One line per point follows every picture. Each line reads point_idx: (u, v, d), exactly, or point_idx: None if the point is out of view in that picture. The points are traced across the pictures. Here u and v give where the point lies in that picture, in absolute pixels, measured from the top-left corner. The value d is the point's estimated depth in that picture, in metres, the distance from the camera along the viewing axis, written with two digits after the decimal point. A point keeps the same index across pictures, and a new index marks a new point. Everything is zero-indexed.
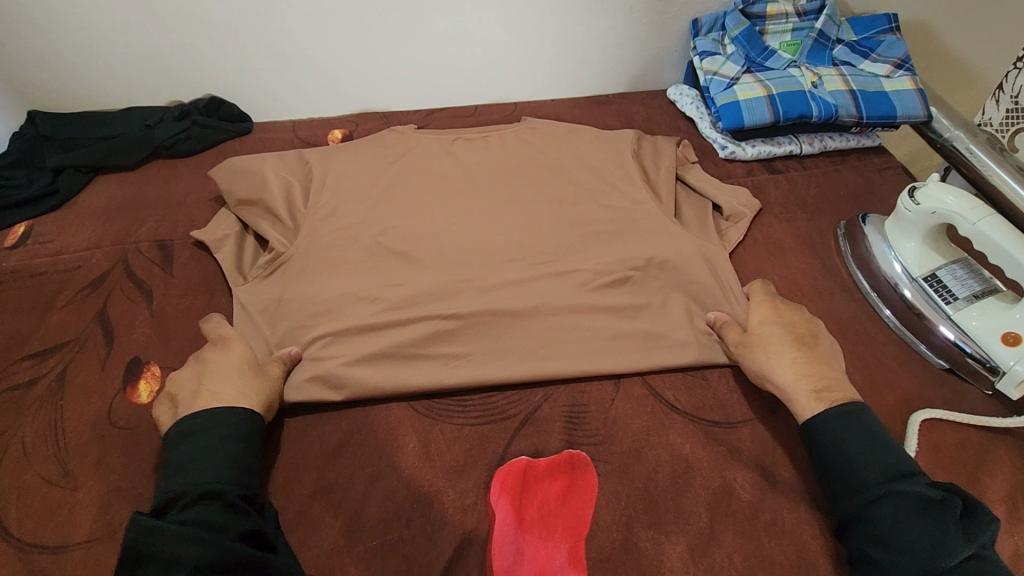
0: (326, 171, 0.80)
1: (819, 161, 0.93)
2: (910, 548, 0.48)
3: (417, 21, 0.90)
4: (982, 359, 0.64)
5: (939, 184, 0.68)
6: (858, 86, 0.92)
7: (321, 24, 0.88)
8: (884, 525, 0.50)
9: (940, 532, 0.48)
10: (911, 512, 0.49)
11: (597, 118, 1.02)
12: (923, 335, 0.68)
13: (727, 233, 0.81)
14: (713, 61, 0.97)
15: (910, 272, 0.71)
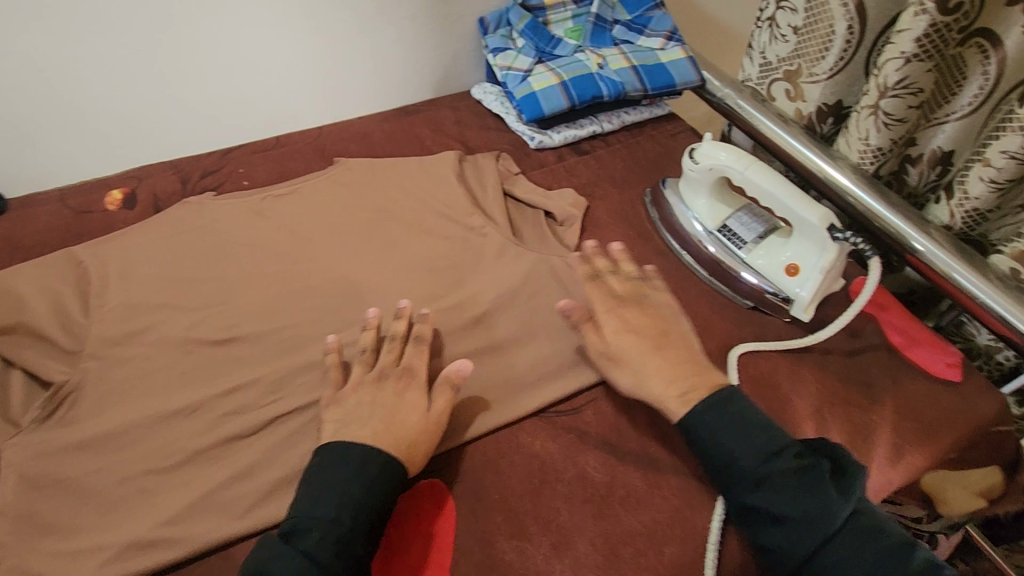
0: (108, 267, 0.73)
1: (620, 136, 0.99)
2: (802, 525, 0.52)
3: (181, 55, 0.82)
4: (778, 295, 0.71)
5: (710, 142, 0.75)
6: (638, 61, 0.99)
7: (69, 76, 0.77)
8: (780, 512, 0.52)
9: (822, 503, 0.52)
10: (786, 484, 0.53)
11: (407, 130, 1.00)
12: (730, 282, 0.74)
13: (563, 237, 0.82)
14: (505, 57, 0.98)
15: (707, 227, 0.77)
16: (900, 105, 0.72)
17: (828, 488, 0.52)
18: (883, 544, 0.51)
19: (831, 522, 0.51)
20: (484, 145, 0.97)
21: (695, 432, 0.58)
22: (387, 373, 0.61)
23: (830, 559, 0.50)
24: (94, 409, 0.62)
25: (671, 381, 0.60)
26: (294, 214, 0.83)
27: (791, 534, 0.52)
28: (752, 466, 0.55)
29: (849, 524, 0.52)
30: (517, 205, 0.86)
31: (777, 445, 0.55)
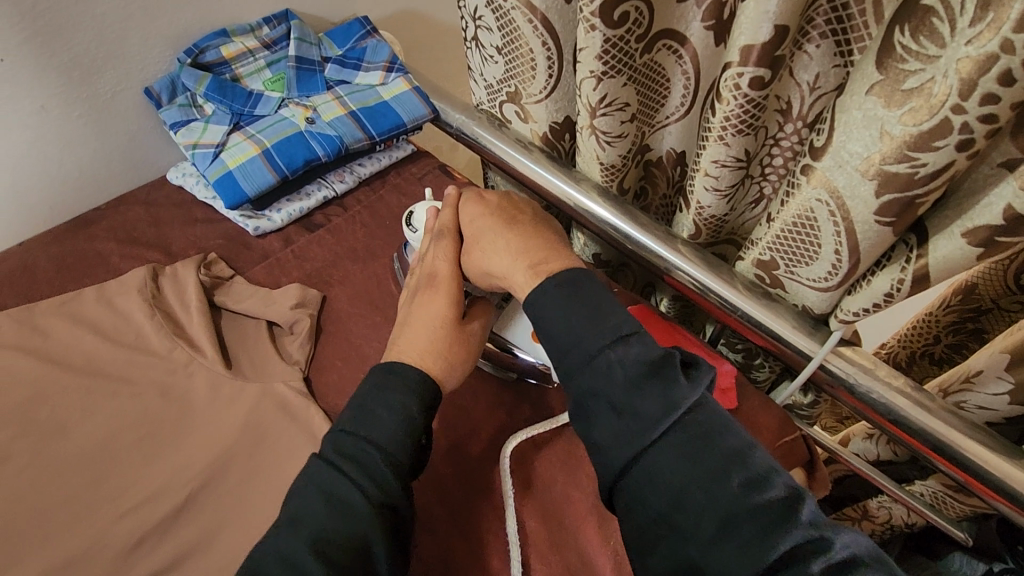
0: None
1: (359, 195, 0.85)
2: (631, 410, 0.45)
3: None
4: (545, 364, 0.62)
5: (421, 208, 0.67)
6: (356, 105, 0.85)
7: None
8: (621, 395, 0.46)
9: (660, 393, 0.45)
10: (633, 378, 0.46)
11: (86, 245, 0.78)
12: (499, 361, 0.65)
13: (293, 349, 0.68)
14: (189, 132, 0.80)
15: None
16: (613, 122, 0.65)
17: (674, 377, 0.46)
18: (716, 452, 0.44)
19: (671, 416, 0.44)
20: (191, 245, 0.78)
21: (537, 311, 0.51)
22: (417, 284, 0.59)
23: (651, 459, 0.44)
24: None
25: (513, 258, 0.55)
26: None
27: (624, 419, 0.45)
28: (597, 347, 0.48)
29: (685, 422, 0.45)
30: (234, 320, 0.71)
31: (620, 327, 0.48)
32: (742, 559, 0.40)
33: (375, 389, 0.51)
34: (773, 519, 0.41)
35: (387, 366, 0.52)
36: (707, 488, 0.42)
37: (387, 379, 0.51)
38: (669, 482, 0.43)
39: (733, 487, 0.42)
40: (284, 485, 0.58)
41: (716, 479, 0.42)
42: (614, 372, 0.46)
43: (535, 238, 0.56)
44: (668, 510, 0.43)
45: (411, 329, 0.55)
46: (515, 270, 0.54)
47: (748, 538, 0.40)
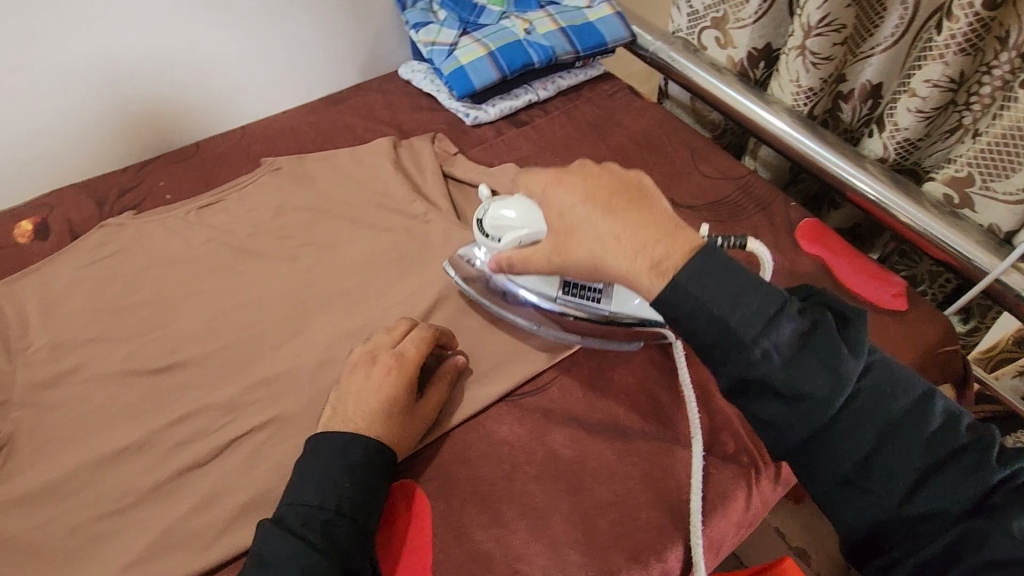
0: (32, 305, 0.70)
1: (557, 103, 0.96)
2: (812, 393, 0.47)
3: (75, 50, 0.76)
4: (605, 314, 0.64)
5: (511, 202, 0.62)
6: (566, 22, 0.95)
7: (70, 54, 0.76)
8: (797, 379, 0.48)
9: (830, 366, 0.48)
10: (805, 353, 0.48)
11: (337, 120, 0.95)
12: (554, 322, 0.66)
13: None
14: (428, 32, 0.93)
15: (550, 298, 0.64)
16: (825, 43, 0.72)
17: (840, 349, 0.48)
18: (898, 407, 0.49)
19: (850, 384, 0.48)
20: (419, 127, 0.93)
21: (683, 301, 0.48)
22: (378, 353, 0.58)
23: (846, 426, 0.49)
24: (35, 464, 0.58)
25: (636, 256, 0.49)
26: (226, 226, 0.79)
27: (801, 404, 0.48)
28: (755, 335, 0.48)
29: (865, 386, 0.50)
30: (457, 189, 0.84)
31: (777, 304, 0.49)
32: (942, 498, 0.47)
33: (337, 451, 0.52)
34: (963, 461, 0.48)
35: (326, 440, 0.53)
36: (895, 444, 0.48)
37: (358, 444, 0.53)
38: (863, 443, 0.48)
39: (926, 433, 0.49)
40: None
41: (900, 435, 0.49)
42: (777, 362, 0.48)
43: (642, 227, 0.50)
44: (863, 471, 0.49)
45: (366, 403, 0.55)
46: (636, 272, 0.49)
47: (944, 487, 0.47)
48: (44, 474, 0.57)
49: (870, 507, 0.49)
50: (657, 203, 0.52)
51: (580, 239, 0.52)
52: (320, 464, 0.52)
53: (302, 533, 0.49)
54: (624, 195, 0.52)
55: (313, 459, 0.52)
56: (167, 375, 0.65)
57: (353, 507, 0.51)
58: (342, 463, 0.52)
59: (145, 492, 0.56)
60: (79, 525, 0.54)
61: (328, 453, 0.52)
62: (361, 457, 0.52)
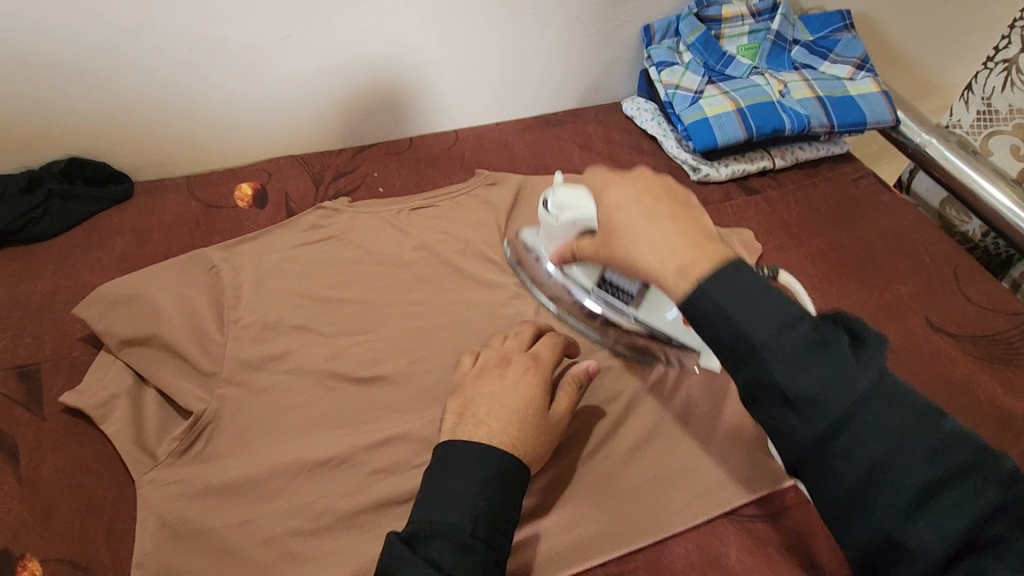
0: (242, 276, 0.68)
1: (793, 175, 0.87)
2: (753, 346, 0.42)
3: (338, 27, 0.73)
4: (633, 322, 0.67)
5: (568, 188, 0.61)
6: (824, 91, 0.86)
7: (330, 34, 0.74)
8: (799, 380, 0.40)
9: (778, 318, 0.42)
10: (754, 309, 0.42)
11: (551, 144, 0.90)
12: (585, 320, 0.70)
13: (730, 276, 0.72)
14: (672, 73, 0.86)
15: (585, 285, 0.68)
16: None
17: (790, 312, 0.42)
18: (897, 409, 0.40)
19: (777, 328, 0.42)
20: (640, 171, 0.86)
21: (697, 302, 0.43)
22: (511, 358, 0.58)
23: (802, 391, 0.40)
24: (237, 453, 0.56)
25: (666, 261, 0.46)
26: (437, 235, 0.75)
27: (791, 405, 0.41)
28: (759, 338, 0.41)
29: (805, 339, 0.41)
30: None
31: (788, 309, 0.42)
32: (919, 515, 0.39)
33: (473, 462, 0.48)
34: (954, 480, 0.39)
35: (460, 448, 0.49)
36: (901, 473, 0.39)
37: (494, 457, 0.48)
38: (832, 414, 0.40)
39: (912, 412, 0.40)
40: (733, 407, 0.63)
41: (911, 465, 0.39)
42: (725, 296, 0.43)
43: (681, 233, 0.46)
44: (833, 441, 0.40)
45: (500, 404, 0.53)
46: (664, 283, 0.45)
47: (931, 535, 0.38)
48: (241, 469, 0.54)
49: (870, 523, 0.40)
50: (705, 216, 0.48)
51: (634, 231, 0.48)
52: (454, 474, 0.47)
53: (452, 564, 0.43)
54: (674, 195, 0.49)
55: (454, 476, 0.47)
56: (368, 389, 0.62)
57: (494, 527, 0.46)
58: (473, 473, 0.47)
59: (341, 518, 0.53)
60: (273, 537, 0.52)
61: (462, 458, 0.48)
62: (493, 466, 0.48)
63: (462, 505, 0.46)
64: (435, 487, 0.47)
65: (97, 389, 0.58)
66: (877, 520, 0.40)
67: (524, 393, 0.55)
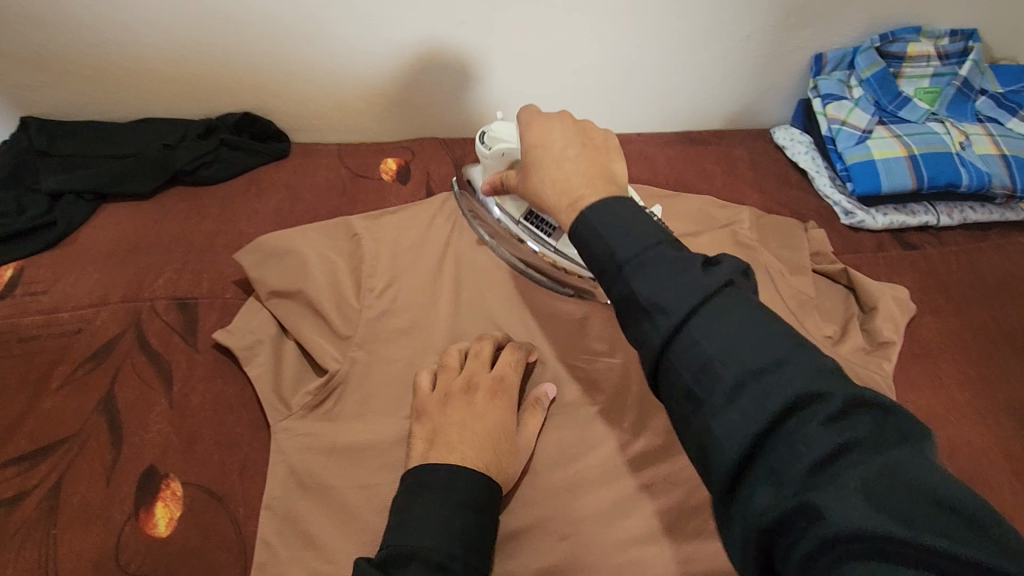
0: (381, 248, 0.70)
1: (957, 236, 0.79)
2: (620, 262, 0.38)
3: (510, 21, 0.75)
4: (550, 252, 0.68)
5: (501, 122, 0.65)
6: (1010, 150, 0.79)
7: (502, 26, 0.75)
8: (711, 357, 0.34)
9: (639, 237, 0.39)
10: (630, 226, 0.39)
11: (693, 161, 0.87)
12: (515, 249, 0.71)
13: (877, 329, 0.67)
14: (840, 107, 0.81)
15: (510, 216, 0.70)
16: None
17: (653, 237, 0.38)
18: (773, 353, 0.33)
19: (641, 242, 0.38)
20: (785, 205, 0.82)
21: (620, 292, 0.38)
22: (475, 380, 0.55)
23: (694, 329, 0.35)
24: (363, 418, 0.58)
25: (563, 185, 0.46)
26: None
27: (655, 323, 0.36)
28: (695, 337, 0.35)
29: (650, 256, 0.38)
30: (821, 288, 0.72)
31: (656, 239, 0.38)
32: (830, 490, 0.29)
33: (444, 482, 0.46)
34: (878, 459, 0.30)
35: (429, 468, 0.47)
36: (803, 425, 0.31)
37: (463, 478, 0.47)
38: (713, 359, 0.34)
39: (705, 298, 0.35)
40: None
41: (815, 417, 0.31)
42: (607, 221, 0.40)
43: (587, 160, 0.47)
44: (738, 396, 0.33)
45: (468, 435, 0.51)
46: (560, 212, 0.46)
47: (837, 489, 0.29)
48: (364, 436, 0.56)
49: (765, 416, 0.32)
50: (615, 160, 0.49)
51: (540, 168, 0.49)
52: (423, 497, 0.45)
53: None
54: (589, 135, 0.50)
55: (423, 499, 0.45)
56: None
57: (473, 551, 0.44)
58: (444, 495, 0.46)
59: None
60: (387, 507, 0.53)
61: (429, 484, 0.46)
62: (461, 485, 0.46)
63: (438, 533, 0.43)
64: (405, 512, 0.45)
65: (244, 331, 0.62)
66: (752, 495, 0.32)
67: (487, 425, 0.52)
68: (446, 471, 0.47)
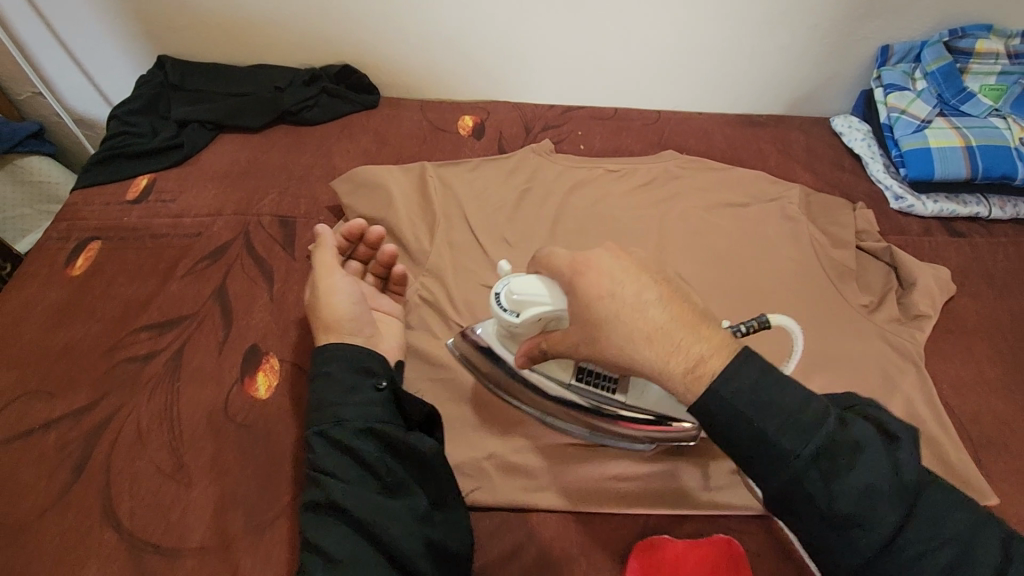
0: (454, 190, 0.78)
1: (1008, 229, 0.81)
2: (773, 445, 0.40)
3: None
4: (618, 408, 0.56)
5: (526, 279, 0.51)
6: None
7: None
8: (837, 501, 0.40)
9: (785, 410, 0.40)
10: (743, 376, 0.41)
11: (750, 141, 0.91)
12: (557, 428, 0.59)
13: (913, 304, 0.70)
14: (901, 97, 0.84)
15: (558, 379, 0.57)
16: None
17: (811, 417, 0.40)
18: (916, 525, 0.40)
19: (795, 434, 0.40)
20: (837, 186, 0.85)
21: (711, 408, 0.41)
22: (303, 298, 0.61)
23: (841, 511, 0.40)
24: (433, 331, 0.67)
25: (661, 348, 0.41)
26: (625, 198, 0.80)
27: (858, 528, 0.40)
28: (774, 431, 0.40)
29: (798, 437, 0.40)
30: (863, 263, 0.75)
31: (796, 410, 0.40)
32: None
33: (339, 358, 0.55)
34: None
35: (323, 360, 0.55)
36: (884, 539, 0.40)
37: (346, 352, 0.55)
38: (879, 530, 0.40)
39: (847, 489, 0.40)
40: None
41: (882, 530, 0.40)
42: (733, 392, 0.40)
43: (670, 306, 0.43)
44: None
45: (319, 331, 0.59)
46: (671, 375, 0.41)
47: None
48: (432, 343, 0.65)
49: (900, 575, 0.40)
50: (688, 292, 0.45)
51: (616, 330, 0.42)
52: (324, 381, 0.54)
53: (343, 447, 0.50)
54: (651, 270, 0.45)
55: (322, 387, 0.53)
56: None
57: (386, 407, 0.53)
58: (334, 375, 0.54)
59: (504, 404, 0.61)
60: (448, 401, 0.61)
61: (324, 365, 0.55)
62: (349, 358, 0.55)
63: (338, 404, 0.52)
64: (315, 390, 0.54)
65: None
66: None
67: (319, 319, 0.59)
68: (331, 350, 0.55)
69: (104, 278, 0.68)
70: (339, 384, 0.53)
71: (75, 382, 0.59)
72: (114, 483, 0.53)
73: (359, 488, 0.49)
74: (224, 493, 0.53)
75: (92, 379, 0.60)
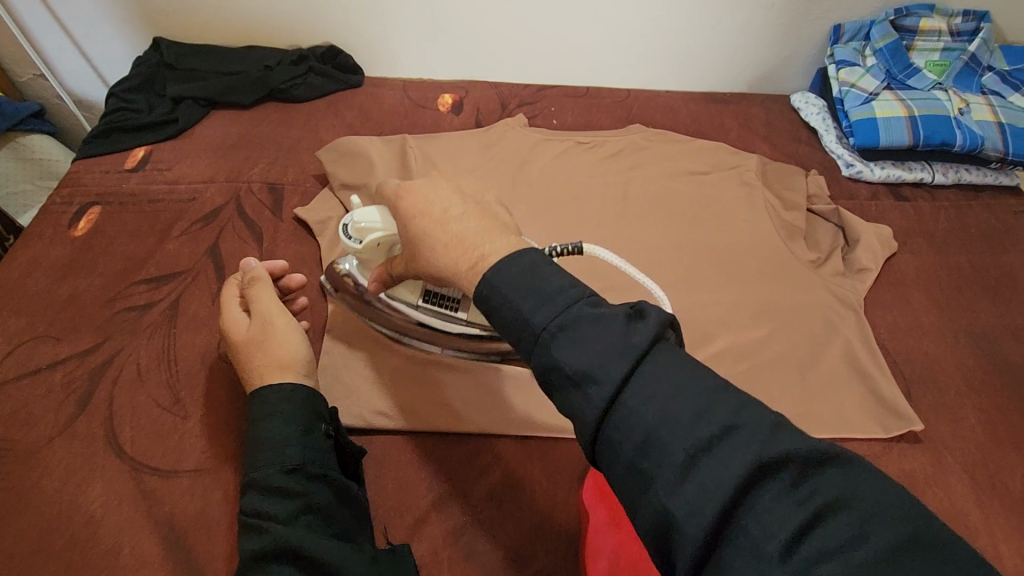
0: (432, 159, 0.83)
1: (950, 194, 0.87)
2: (569, 361, 0.37)
3: None
4: (462, 325, 0.63)
5: (364, 209, 0.56)
6: (1007, 119, 0.86)
7: None
8: (642, 412, 0.34)
9: (575, 309, 0.38)
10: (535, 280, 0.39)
11: (713, 116, 0.97)
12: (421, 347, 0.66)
13: (855, 259, 0.76)
14: (851, 72, 0.90)
15: (410, 303, 0.63)
16: None
17: (608, 317, 0.37)
18: (739, 447, 0.32)
19: (601, 336, 0.37)
20: (793, 156, 0.91)
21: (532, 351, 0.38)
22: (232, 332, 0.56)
23: (634, 419, 0.34)
24: None
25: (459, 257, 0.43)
26: (593, 167, 0.86)
27: (623, 417, 0.35)
28: (560, 342, 0.37)
29: (586, 330, 0.37)
30: (813, 224, 0.81)
31: (583, 306, 0.38)
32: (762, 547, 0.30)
33: (286, 400, 0.52)
34: None
35: (267, 400, 0.52)
36: (709, 460, 0.32)
37: (293, 392, 0.53)
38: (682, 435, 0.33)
39: (656, 404, 0.35)
40: (834, 367, 0.67)
41: (715, 450, 0.33)
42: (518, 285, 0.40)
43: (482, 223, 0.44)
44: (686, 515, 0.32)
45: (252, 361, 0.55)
46: (460, 279, 0.43)
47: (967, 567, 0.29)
48: None
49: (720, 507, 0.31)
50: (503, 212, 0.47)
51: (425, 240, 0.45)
52: (270, 425, 0.51)
53: (295, 489, 0.48)
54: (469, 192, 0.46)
55: (269, 427, 0.51)
56: None
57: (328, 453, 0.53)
58: (282, 417, 0.51)
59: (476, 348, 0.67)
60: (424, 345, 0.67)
61: (269, 407, 0.52)
62: (297, 400, 0.53)
63: (289, 442, 0.50)
64: (258, 429, 0.51)
65: (320, 211, 0.77)
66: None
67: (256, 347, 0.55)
68: (276, 388, 0.53)
69: (104, 238, 0.73)
70: (289, 420, 0.51)
71: (79, 328, 0.64)
72: (116, 415, 0.58)
73: (319, 534, 0.47)
74: (217, 424, 0.58)
75: (94, 325, 0.65)
